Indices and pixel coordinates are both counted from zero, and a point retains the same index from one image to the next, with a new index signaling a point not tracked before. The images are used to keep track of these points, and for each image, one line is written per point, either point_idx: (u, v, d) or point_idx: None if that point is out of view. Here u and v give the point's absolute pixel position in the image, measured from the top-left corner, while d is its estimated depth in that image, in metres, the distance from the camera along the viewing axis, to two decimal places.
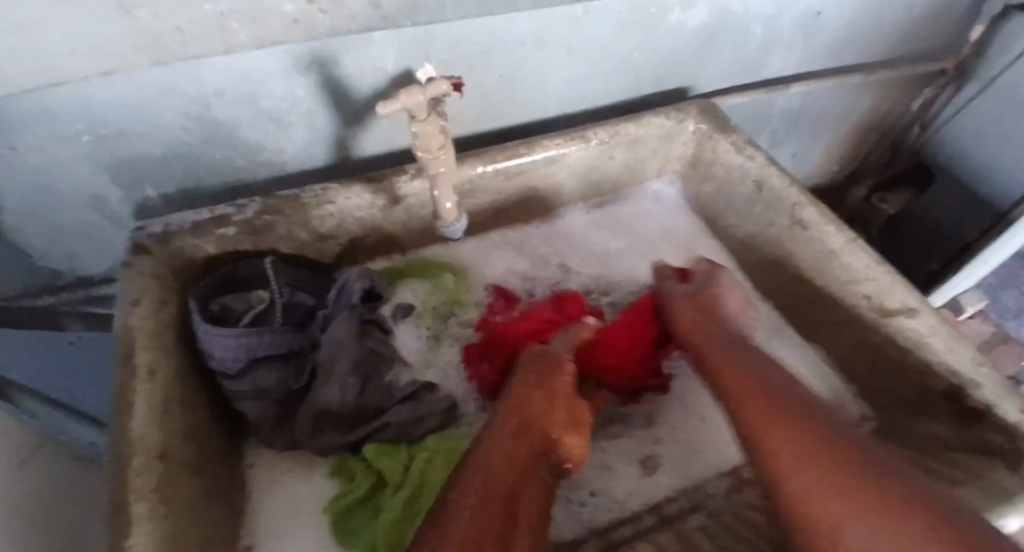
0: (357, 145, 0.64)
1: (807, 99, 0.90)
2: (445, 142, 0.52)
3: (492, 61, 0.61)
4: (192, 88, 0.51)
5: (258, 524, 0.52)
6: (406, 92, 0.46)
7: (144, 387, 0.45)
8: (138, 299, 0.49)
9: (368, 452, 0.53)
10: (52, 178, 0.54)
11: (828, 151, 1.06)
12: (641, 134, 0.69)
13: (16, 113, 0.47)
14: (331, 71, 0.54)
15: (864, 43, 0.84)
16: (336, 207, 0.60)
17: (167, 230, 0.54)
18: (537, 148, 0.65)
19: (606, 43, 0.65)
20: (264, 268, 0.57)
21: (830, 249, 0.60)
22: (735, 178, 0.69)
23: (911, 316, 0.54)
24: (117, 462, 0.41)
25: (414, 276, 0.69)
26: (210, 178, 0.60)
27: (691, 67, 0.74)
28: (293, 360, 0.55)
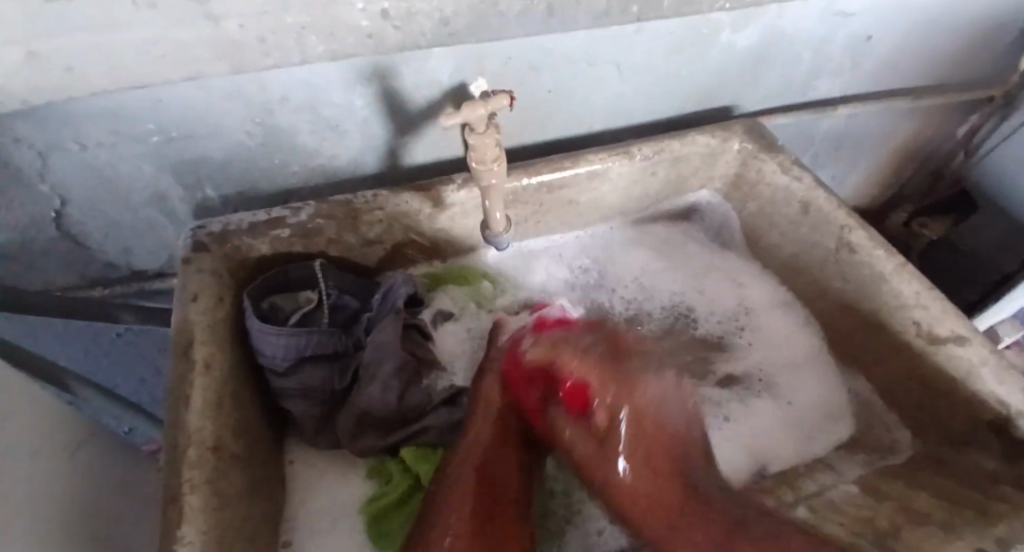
0: (406, 154, 0.65)
1: (851, 122, 0.89)
2: (500, 155, 0.52)
3: (543, 76, 0.62)
4: (257, 95, 0.53)
5: (297, 522, 0.53)
6: (468, 106, 0.47)
7: (201, 380, 0.46)
8: (196, 295, 0.51)
9: (407, 456, 0.54)
10: (117, 175, 0.56)
11: (869, 174, 1.05)
12: (686, 152, 0.69)
13: (92, 112, 0.50)
14: (389, 81, 0.56)
15: (913, 68, 0.83)
16: (385, 214, 0.61)
17: (224, 229, 0.55)
18: (582, 163, 0.66)
19: (656, 61, 0.65)
20: (314, 270, 0.59)
21: (880, 274, 0.59)
22: (780, 199, 0.68)
23: (962, 345, 0.53)
24: (174, 454, 0.42)
25: (454, 282, 0.69)
26: (264, 181, 0.62)
27: (737, 87, 0.74)
28: (338, 361, 0.56)
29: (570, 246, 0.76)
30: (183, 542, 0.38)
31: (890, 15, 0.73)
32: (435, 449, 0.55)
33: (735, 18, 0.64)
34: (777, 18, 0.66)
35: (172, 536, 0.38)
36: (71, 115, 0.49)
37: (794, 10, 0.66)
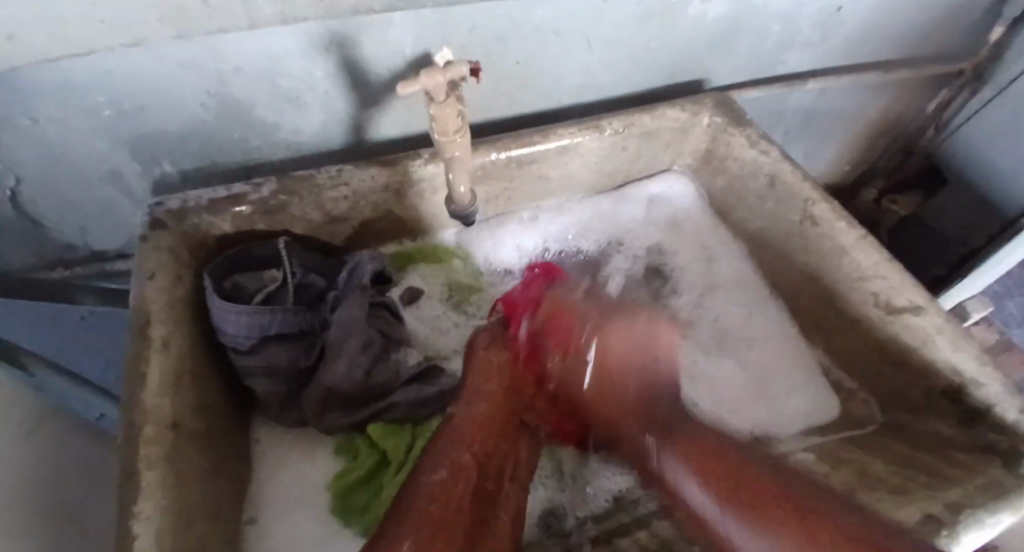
0: (371, 128, 0.64)
1: (821, 97, 0.90)
2: (462, 126, 0.52)
3: (509, 47, 0.61)
4: (211, 64, 0.51)
5: (261, 499, 0.53)
6: (425, 73, 0.46)
7: (158, 358, 0.45)
8: (153, 273, 0.50)
9: (373, 431, 0.54)
10: (69, 150, 0.55)
11: (841, 149, 1.06)
12: (655, 126, 0.69)
13: (37, 83, 0.48)
14: (348, 52, 0.54)
15: (881, 41, 0.84)
16: (349, 189, 0.60)
17: (181, 206, 0.54)
18: (551, 137, 0.65)
19: (623, 32, 0.65)
20: (278, 248, 0.57)
21: (842, 245, 0.59)
22: (748, 173, 0.69)
23: (918, 313, 0.54)
24: (130, 431, 0.41)
25: (425, 261, 0.69)
26: (225, 157, 0.61)
27: (707, 61, 0.74)
28: (304, 339, 0.56)
29: (547, 216, 0.74)
30: (139, 518, 0.37)
31: None
32: (403, 424, 0.55)
33: None
34: None
35: (127, 512, 0.38)
36: (14, 86, 0.47)
37: None
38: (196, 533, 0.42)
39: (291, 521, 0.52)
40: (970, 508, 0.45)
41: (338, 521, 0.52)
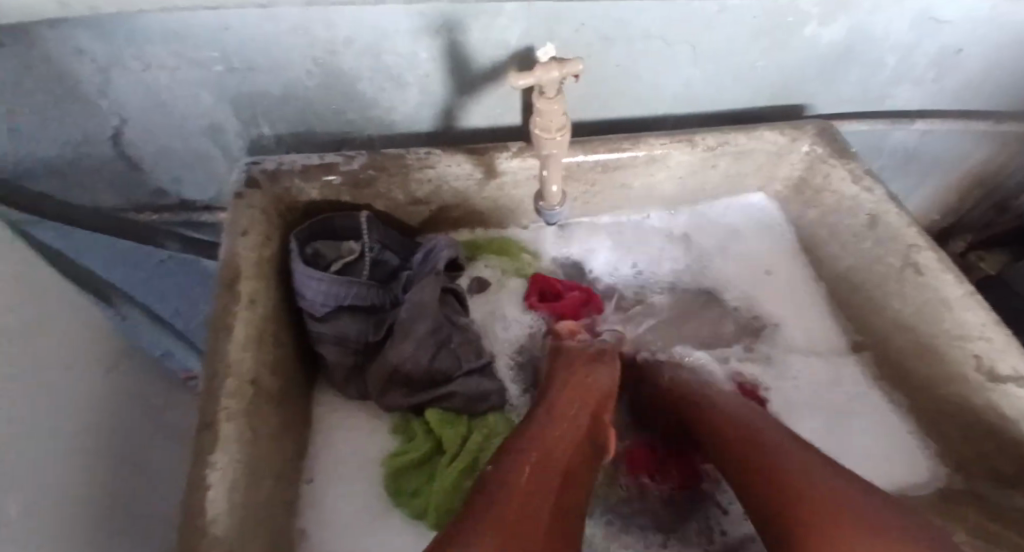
0: (463, 115, 0.64)
1: (925, 138, 0.85)
2: (565, 124, 0.51)
3: (614, 49, 0.59)
4: (327, 34, 0.52)
5: (316, 466, 0.54)
6: (542, 67, 0.45)
7: (243, 313, 0.46)
8: (246, 230, 0.51)
9: (431, 417, 0.53)
10: (177, 100, 0.56)
11: (933, 195, 1.00)
12: (750, 147, 0.67)
13: (159, 29, 0.49)
14: (457, 37, 0.54)
15: (1004, 87, 0.78)
16: (435, 173, 0.60)
17: (277, 169, 0.55)
18: (642, 146, 0.64)
19: (731, 48, 0.62)
20: (359, 222, 0.58)
21: (944, 299, 0.56)
22: (844, 209, 0.65)
23: (1023, 384, 0.50)
24: (211, 380, 0.42)
25: (495, 253, 0.69)
26: (320, 125, 0.62)
27: (812, 86, 0.71)
28: (374, 314, 0.56)
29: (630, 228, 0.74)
30: (213, 468, 0.38)
31: (989, 27, 0.68)
32: (460, 415, 0.55)
33: (824, 10, 0.60)
34: (869, 15, 0.62)
35: (202, 460, 0.38)
36: (139, 31, 0.49)
37: (889, 10, 0.62)
38: (260, 491, 0.42)
39: (342, 493, 0.52)
40: None
41: (389, 502, 0.51)
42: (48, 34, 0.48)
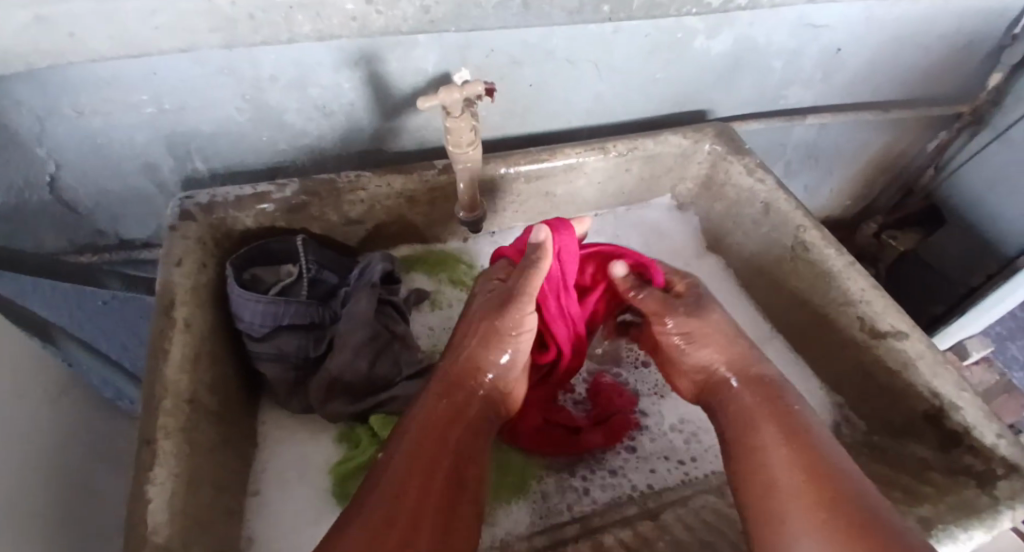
0: (390, 139, 0.68)
1: (822, 131, 0.93)
2: (475, 139, 0.56)
3: (523, 71, 0.65)
4: (249, 72, 0.56)
5: (265, 478, 0.56)
6: (444, 90, 0.50)
7: (180, 336, 0.49)
8: (181, 260, 0.54)
9: (374, 422, 0.56)
10: (110, 143, 0.59)
11: (841, 183, 1.09)
12: (659, 151, 0.73)
13: (88, 79, 0.52)
14: (374, 68, 0.59)
15: (882, 83, 0.87)
16: (366, 194, 0.63)
17: (211, 201, 0.58)
18: (559, 156, 0.69)
19: (630, 64, 0.69)
20: (295, 245, 0.61)
21: (830, 271, 0.63)
22: (745, 199, 0.72)
23: (900, 338, 0.57)
24: (150, 402, 0.45)
25: (430, 265, 0.73)
26: (253, 158, 0.65)
27: (711, 93, 0.78)
28: (314, 331, 0.59)
29: None
30: (153, 482, 0.41)
31: (857, 31, 0.77)
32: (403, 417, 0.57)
33: (707, 25, 0.67)
34: (749, 27, 0.70)
35: (143, 475, 0.41)
36: (66, 81, 0.52)
37: (765, 21, 0.70)
38: (204, 502, 0.44)
39: (292, 501, 0.54)
40: (942, 522, 0.47)
41: (338, 506, 0.54)
42: None
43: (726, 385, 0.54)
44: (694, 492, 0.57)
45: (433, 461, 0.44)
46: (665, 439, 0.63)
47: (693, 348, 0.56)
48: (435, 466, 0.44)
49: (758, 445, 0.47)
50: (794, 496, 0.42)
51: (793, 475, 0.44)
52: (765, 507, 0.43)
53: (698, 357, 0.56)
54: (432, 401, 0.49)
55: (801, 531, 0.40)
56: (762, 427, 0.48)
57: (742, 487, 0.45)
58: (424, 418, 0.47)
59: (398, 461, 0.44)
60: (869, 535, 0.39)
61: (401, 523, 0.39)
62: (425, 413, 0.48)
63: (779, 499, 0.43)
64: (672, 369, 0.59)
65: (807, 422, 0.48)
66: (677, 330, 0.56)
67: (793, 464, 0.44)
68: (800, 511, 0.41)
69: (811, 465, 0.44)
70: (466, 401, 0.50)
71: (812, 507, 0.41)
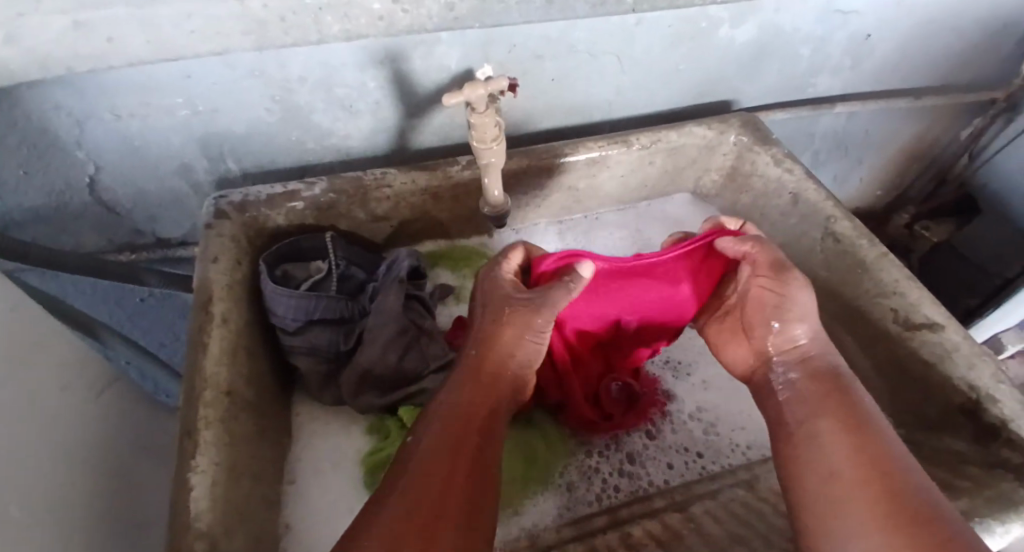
0: (415, 136, 0.69)
1: (851, 120, 0.91)
2: (499, 134, 0.56)
3: (546, 66, 0.65)
4: (279, 74, 0.57)
5: (299, 468, 0.57)
6: (469, 86, 0.51)
7: (218, 330, 0.50)
8: (217, 257, 0.55)
9: (405, 414, 0.57)
10: (146, 145, 0.61)
11: (870, 173, 1.07)
12: (683, 143, 0.73)
13: (127, 83, 0.54)
14: (399, 67, 0.60)
15: (913, 69, 0.85)
16: (392, 191, 0.65)
17: (244, 200, 0.60)
18: (582, 150, 0.69)
19: (653, 55, 0.69)
20: (325, 242, 0.63)
21: (862, 262, 0.62)
22: (772, 190, 0.72)
23: (935, 330, 0.56)
24: (191, 394, 0.46)
25: (455, 261, 0.74)
26: (283, 158, 0.67)
27: (736, 82, 0.77)
28: (344, 325, 0.60)
29: (578, 229, 0.79)
30: (196, 470, 0.42)
31: (887, 15, 0.75)
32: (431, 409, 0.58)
33: (732, 14, 0.67)
34: (775, 15, 0.69)
35: (187, 463, 0.43)
36: (107, 85, 0.54)
37: (792, 8, 0.69)
38: (242, 489, 0.46)
39: (325, 492, 0.55)
40: (979, 515, 0.47)
41: (370, 496, 0.55)
42: (24, 94, 0.53)
43: (779, 372, 0.53)
44: (721, 484, 0.56)
45: (462, 443, 0.45)
46: (684, 431, 0.63)
47: (785, 324, 0.54)
48: (467, 450, 0.45)
49: (812, 436, 0.46)
50: (858, 494, 0.41)
51: (852, 467, 0.43)
52: (824, 496, 0.42)
53: (784, 332, 0.54)
54: (461, 387, 0.49)
55: (865, 524, 0.40)
56: (820, 420, 0.47)
57: (799, 479, 0.45)
58: (456, 406, 0.48)
59: (428, 446, 0.44)
60: (928, 524, 0.39)
61: (427, 499, 0.40)
62: (456, 402, 0.48)
63: (839, 495, 0.42)
64: (739, 343, 0.59)
65: (871, 417, 0.47)
66: (775, 299, 0.55)
67: (844, 451, 0.44)
68: (858, 498, 0.41)
69: (869, 458, 0.43)
70: (500, 395, 0.51)
71: (871, 493, 0.41)
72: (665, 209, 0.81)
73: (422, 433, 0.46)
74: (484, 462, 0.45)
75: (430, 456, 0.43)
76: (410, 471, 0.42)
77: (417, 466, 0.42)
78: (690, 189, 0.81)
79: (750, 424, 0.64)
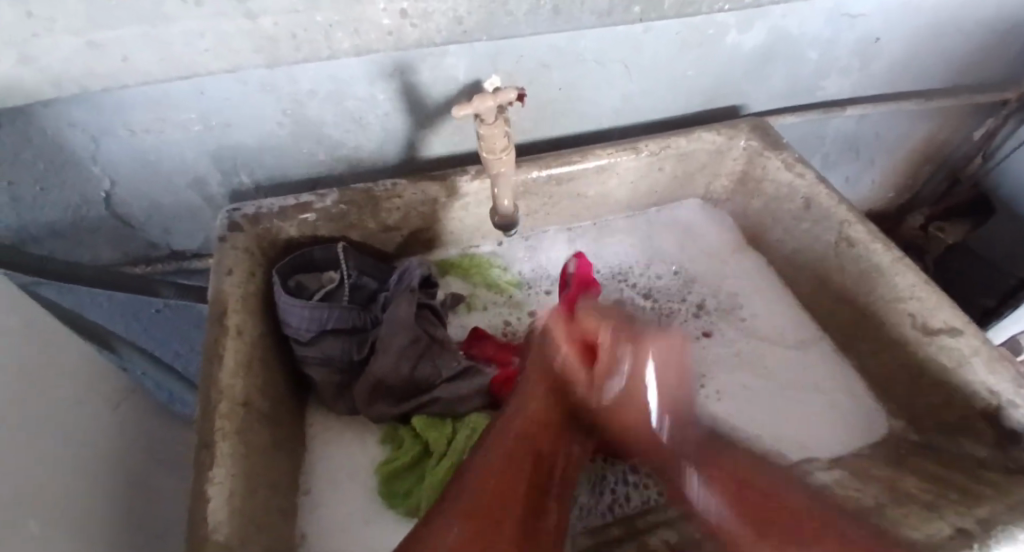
0: (424, 147, 0.69)
1: (861, 122, 0.91)
2: (509, 145, 0.57)
3: (553, 74, 0.65)
4: (290, 88, 0.58)
5: (312, 478, 0.58)
6: (478, 98, 0.52)
7: (233, 343, 0.51)
8: (231, 269, 0.56)
9: (418, 422, 0.57)
10: (161, 160, 0.62)
11: (881, 176, 1.06)
12: (691, 148, 0.73)
13: (143, 100, 0.55)
14: (409, 79, 0.60)
15: (922, 71, 0.85)
16: (403, 201, 0.65)
17: (257, 212, 0.61)
18: (590, 157, 0.69)
19: (660, 62, 0.69)
20: (337, 252, 0.63)
21: (875, 266, 0.61)
22: (783, 195, 0.71)
23: (950, 334, 0.56)
24: (206, 405, 0.47)
25: (465, 269, 0.74)
26: (295, 170, 0.67)
27: (744, 88, 0.77)
28: (356, 335, 0.60)
29: (588, 235, 0.79)
30: (211, 482, 0.43)
31: (896, 18, 0.74)
32: (444, 418, 0.59)
33: (739, 20, 0.67)
34: (783, 21, 0.69)
35: (203, 475, 0.43)
36: (123, 102, 0.55)
37: (799, 13, 0.69)
38: (258, 502, 0.46)
39: (339, 501, 0.56)
40: (1002, 521, 0.45)
41: (384, 505, 0.55)
42: (41, 112, 0.54)
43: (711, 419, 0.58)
44: None
45: (519, 465, 0.49)
46: None
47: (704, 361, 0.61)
48: (524, 472, 0.49)
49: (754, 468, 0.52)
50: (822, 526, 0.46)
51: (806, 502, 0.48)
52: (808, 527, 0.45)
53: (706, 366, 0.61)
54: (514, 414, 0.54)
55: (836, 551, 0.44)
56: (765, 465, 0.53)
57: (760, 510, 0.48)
58: (513, 432, 0.52)
59: (489, 463, 0.48)
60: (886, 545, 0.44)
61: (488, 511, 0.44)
62: (512, 429, 0.52)
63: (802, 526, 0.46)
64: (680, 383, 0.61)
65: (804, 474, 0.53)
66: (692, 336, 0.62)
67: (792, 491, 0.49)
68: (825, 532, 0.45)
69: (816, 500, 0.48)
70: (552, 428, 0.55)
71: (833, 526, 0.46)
72: (675, 214, 0.81)
73: (482, 452, 0.50)
74: (539, 479, 0.50)
75: (490, 473, 0.47)
76: (475, 484, 0.46)
77: (478, 479, 0.46)
78: (700, 194, 0.81)
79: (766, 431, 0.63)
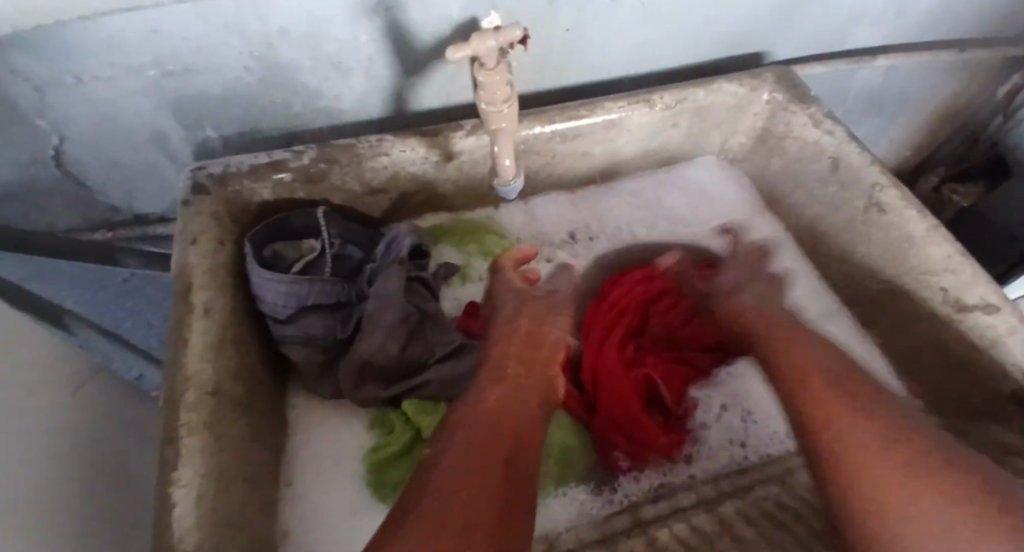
0: (413, 98, 0.62)
1: (891, 74, 0.83)
2: (511, 95, 0.49)
3: (559, 14, 0.57)
4: (255, 26, 0.49)
5: (296, 466, 0.53)
6: (478, 37, 0.44)
7: (199, 324, 0.45)
8: (196, 239, 0.50)
9: (409, 408, 0.53)
10: (115, 113, 0.54)
11: (904, 133, 0.99)
12: (710, 102, 0.65)
13: (86, 42, 0.47)
14: (394, 17, 0.52)
15: (963, 16, 0.77)
16: (389, 159, 0.58)
17: (225, 172, 0.53)
18: (599, 111, 0.62)
19: (680, 1, 0.61)
20: (316, 217, 0.57)
21: (911, 236, 0.56)
22: (808, 155, 0.65)
23: (990, 312, 0.50)
24: (171, 397, 0.41)
25: (459, 236, 0.67)
26: (268, 123, 0.60)
27: (769, 33, 0.69)
28: (340, 310, 0.55)
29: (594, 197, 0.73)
30: (177, 484, 0.38)
31: None
32: (438, 401, 0.54)
33: None
34: None
35: (168, 476, 0.38)
36: (63, 45, 0.47)
37: None
38: (234, 502, 0.41)
39: (326, 491, 0.52)
40: None
41: (374, 496, 0.51)
42: None
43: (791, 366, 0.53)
44: (753, 481, 0.53)
45: (490, 443, 0.41)
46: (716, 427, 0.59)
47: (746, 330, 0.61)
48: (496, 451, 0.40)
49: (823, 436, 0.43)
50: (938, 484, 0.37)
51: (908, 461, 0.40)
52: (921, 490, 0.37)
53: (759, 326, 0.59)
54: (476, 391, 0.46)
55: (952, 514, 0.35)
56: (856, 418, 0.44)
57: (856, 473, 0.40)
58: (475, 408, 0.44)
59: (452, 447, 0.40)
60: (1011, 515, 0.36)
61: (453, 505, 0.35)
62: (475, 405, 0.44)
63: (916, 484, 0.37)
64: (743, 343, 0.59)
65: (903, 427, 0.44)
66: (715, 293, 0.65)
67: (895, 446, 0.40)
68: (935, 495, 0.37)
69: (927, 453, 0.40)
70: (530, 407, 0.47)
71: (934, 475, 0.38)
72: (688, 175, 0.75)
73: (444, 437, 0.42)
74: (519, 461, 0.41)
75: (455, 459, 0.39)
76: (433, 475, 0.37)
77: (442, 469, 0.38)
78: (716, 152, 0.74)
79: (783, 410, 0.60)
